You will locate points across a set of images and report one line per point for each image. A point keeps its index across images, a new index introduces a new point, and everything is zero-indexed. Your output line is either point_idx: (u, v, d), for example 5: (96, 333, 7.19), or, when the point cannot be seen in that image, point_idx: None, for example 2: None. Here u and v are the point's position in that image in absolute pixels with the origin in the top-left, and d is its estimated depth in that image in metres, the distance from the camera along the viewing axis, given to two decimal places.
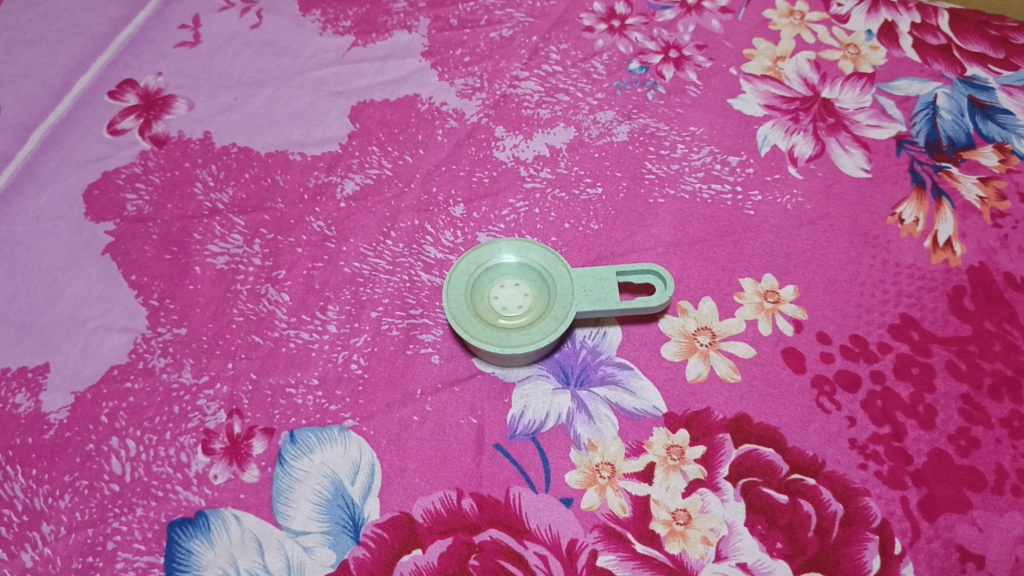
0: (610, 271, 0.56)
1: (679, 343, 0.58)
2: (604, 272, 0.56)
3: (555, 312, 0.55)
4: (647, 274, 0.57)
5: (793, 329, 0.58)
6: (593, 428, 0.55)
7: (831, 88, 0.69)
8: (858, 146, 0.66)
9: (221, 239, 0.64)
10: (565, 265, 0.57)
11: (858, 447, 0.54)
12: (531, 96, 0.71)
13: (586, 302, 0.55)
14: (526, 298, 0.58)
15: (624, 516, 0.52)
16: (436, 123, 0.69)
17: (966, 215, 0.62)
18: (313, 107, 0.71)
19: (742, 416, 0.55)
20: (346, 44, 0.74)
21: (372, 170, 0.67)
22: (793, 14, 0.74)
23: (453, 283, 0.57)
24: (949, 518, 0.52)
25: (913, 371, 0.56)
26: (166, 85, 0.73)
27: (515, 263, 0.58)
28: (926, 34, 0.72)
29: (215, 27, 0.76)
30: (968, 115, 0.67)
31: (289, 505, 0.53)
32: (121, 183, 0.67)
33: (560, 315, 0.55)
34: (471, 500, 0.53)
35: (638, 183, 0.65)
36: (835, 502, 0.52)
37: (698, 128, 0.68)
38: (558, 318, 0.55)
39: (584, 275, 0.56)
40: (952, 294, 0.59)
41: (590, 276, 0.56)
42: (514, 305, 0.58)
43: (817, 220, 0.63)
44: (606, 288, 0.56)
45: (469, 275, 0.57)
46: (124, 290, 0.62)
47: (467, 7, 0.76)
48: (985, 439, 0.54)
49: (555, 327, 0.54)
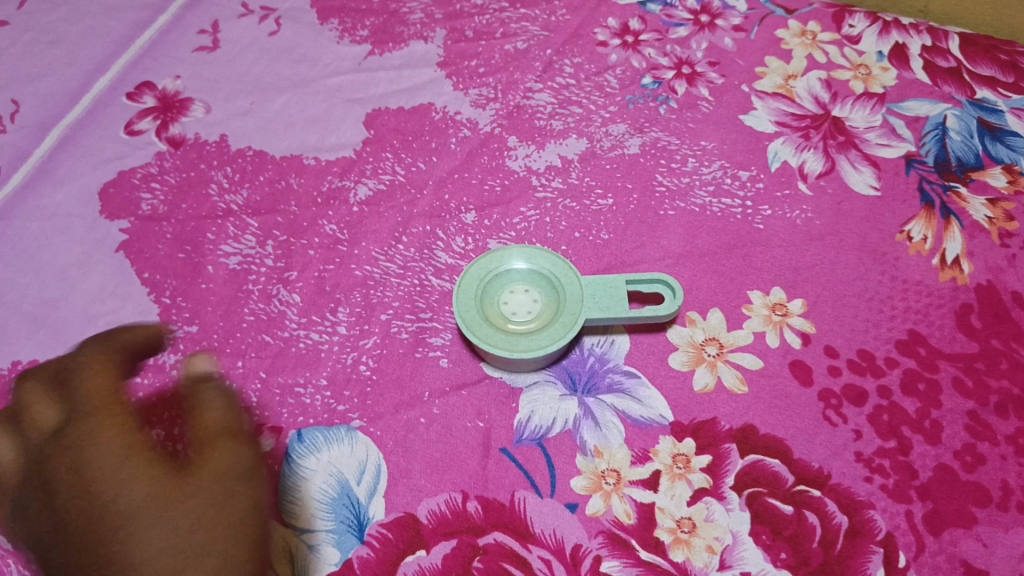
0: (619, 279, 0.56)
1: (686, 353, 0.58)
2: (613, 281, 0.56)
3: (563, 317, 0.55)
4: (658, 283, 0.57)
5: (800, 343, 0.58)
6: (600, 435, 0.55)
7: (842, 107, 0.70)
8: (867, 164, 0.66)
9: (234, 239, 0.64)
10: (574, 272, 0.57)
11: (864, 461, 0.54)
12: (544, 107, 0.71)
13: (595, 310, 0.56)
14: (536, 305, 0.58)
15: (629, 522, 0.52)
16: (449, 131, 0.70)
17: (975, 234, 0.63)
18: (328, 113, 0.72)
19: (749, 426, 0.55)
20: (362, 53, 0.75)
21: (385, 176, 0.68)
22: (805, 34, 0.75)
23: (464, 288, 0.57)
24: (954, 533, 0.52)
25: (919, 387, 0.56)
26: (184, 88, 0.73)
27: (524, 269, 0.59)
28: (936, 56, 0.73)
29: (234, 33, 0.77)
30: (977, 137, 0.68)
31: (295, 503, 0.53)
32: (136, 183, 0.68)
33: (568, 320, 0.55)
34: (476, 503, 0.53)
35: (649, 196, 0.66)
36: (840, 514, 0.52)
37: (708, 142, 0.68)
38: (567, 324, 0.55)
39: (593, 283, 0.56)
40: (960, 311, 0.59)
41: (599, 284, 0.56)
42: (523, 311, 0.58)
43: (826, 236, 0.63)
44: (615, 297, 0.56)
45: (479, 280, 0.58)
46: (137, 287, 0.62)
47: (483, 19, 0.77)
48: (991, 455, 0.54)
49: (565, 332, 0.54)
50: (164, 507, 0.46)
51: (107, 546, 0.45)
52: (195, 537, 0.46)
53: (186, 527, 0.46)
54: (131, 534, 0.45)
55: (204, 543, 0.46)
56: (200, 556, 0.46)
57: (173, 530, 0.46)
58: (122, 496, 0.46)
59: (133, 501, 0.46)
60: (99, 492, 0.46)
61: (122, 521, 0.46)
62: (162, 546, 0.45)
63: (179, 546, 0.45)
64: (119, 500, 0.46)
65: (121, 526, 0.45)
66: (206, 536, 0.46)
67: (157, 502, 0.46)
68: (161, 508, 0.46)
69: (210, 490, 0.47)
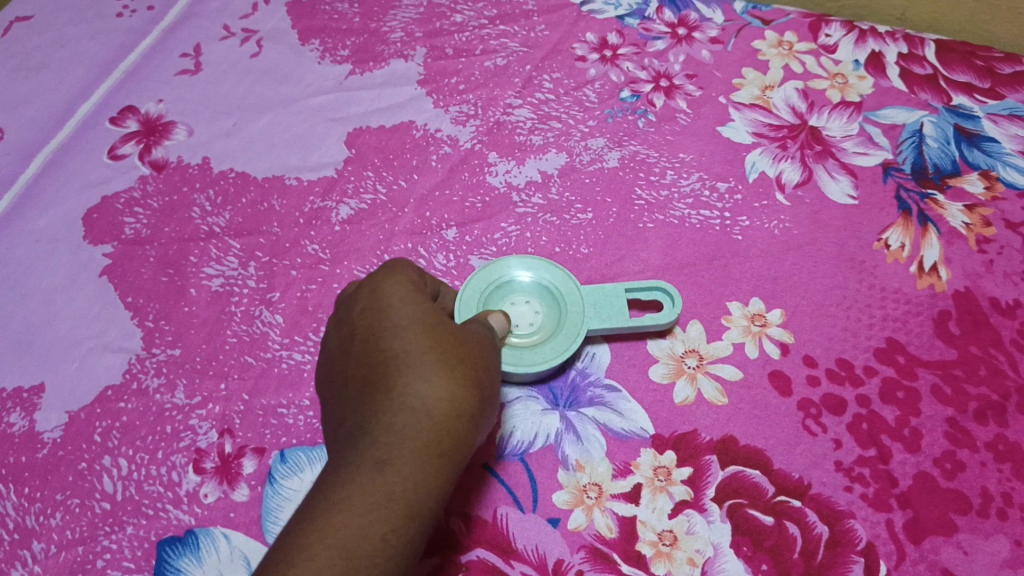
0: (619, 289, 0.58)
1: (667, 365, 0.59)
2: (613, 291, 0.58)
3: (565, 330, 0.57)
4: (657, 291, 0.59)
5: (779, 353, 0.59)
6: (581, 449, 0.56)
7: (819, 116, 0.70)
8: (845, 173, 0.67)
9: (217, 261, 0.65)
10: (574, 283, 0.58)
11: (844, 470, 0.54)
12: (524, 123, 0.72)
13: (596, 321, 0.57)
14: (538, 316, 0.59)
15: (611, 536, 0.52)
16: (430, 149, 0.71)
17: (952, 241, 0.63)
18: (310, 133, 0.72)
19: (729, 438, 0.56)
20: (343, 72, 0.76)
21: (366, 195, 0.68)
22: (782, 45, 0.75)
23: (466, 297, 0.58)
24: (935, 541, 0.52)
25: (899, 396, 0.57)
26: (167, 111, 0.74)
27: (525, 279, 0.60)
28: (913, 64, 0.73)
29: (216, 55, 0.77)
30: (954, 143, 0.68)
31: (278, 523, 0.54)
32: (120, 208, 0.68)
33: (569, 333, 0.56)
34: (459, 520, 0.53)
35: (628, 209, 0.66)
36: (820, 525, 0.52)
37: (687, 154, 0.69)
38: (570, 336, 0.56)
39: (593, 293, 0.58)
40: (938, 318, 0.60)
41: (599, 293, 0.58)
42: (524, 321, 0.58)
43: (804, 245, 0.63)
44: (615, 307, 0.58)
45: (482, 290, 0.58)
46: (121, 311, 0.63)
47: (463, 37, 0.77)
48: (971, 462, 0.54)
49: (568, 345, 0.56)
50: (460, 366, 0.44)
51: (395, 420, 0.42)
52: (487, 371, 0.46)
53: (488, 375, 0.46)
54: (427, 374, 0.43)
55: (487, 402, 0.45)
56: (481, 402, 0.44)
57: (467, 390, 0.43)
58: (421, 312, 0.46)
59: (427, 343, 0.44)
60: (413, 321, 0.45)
61: (446, 359, 0.44)
62: (468, 402, 0.43)
63: (478, 387, 0.44)
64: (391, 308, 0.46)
65: (444, 345, 0.44)
66: (488, 378, 0.46)
67: (451, 361, 0.43)
68: (452, 338, 0.45)
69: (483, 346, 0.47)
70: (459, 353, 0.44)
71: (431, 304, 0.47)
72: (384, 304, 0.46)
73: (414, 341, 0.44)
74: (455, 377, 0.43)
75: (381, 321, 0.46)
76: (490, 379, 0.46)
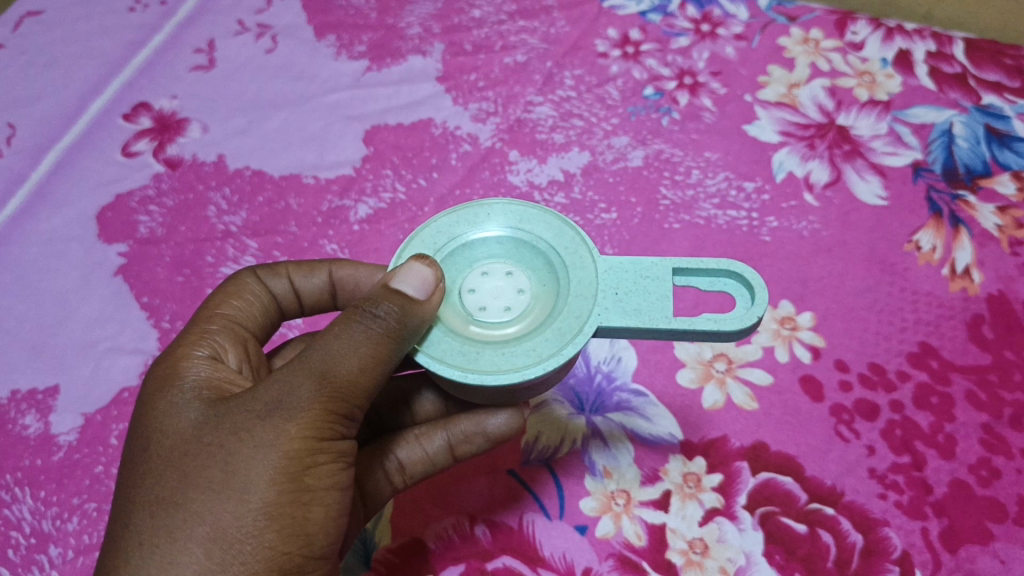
0: (665, 271, 0.42)
1: (695, 369, 0.58)
2: (655, 271, 0.42)
3: (561, 325, 0.41)
4: (727, 278, 0.42)
5: (810, 356, 0.57)
6: (610, 457, 0.55)
7: (847, 115, 0.69)
8: (874, 173, 0.66)
9: (234, 261, 0.64)
10: (592, 256, 0.43)
11: (878, 477, 0.53)
12: (545, 120, 0.70)
13: (618, 312, 0.41)
14: (519, 297, 0.44)
15: (640, 544, 0.51)
16: (450, 146, 0.69)
17: (984, 243, 0.62)
18: (327, 130, 0.71)
19: (759, 444, 0.54)
20: (360, 68, 0.74)
21: (386, 194, 0.67)
22: (808, 42, 0.74)
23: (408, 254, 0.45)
24: (970, 550, 0.50)
25: (932, 401, 0.55)
26: (181, 108, 0.73)
27: (511, 239, 0.45)
28: (941, 62, 0.72)
29: (231, 51, 0.76)
30: (985, 144, 0.67)
31: None
32: (134, 206, 0.67)
33: (566, 327, 0.41)
34: (484, 527, 0.52)
35: (654, 209, 0.65)
36: (855, 533, 0.51)
37: (713, 153, 0.68)
38: (563, 334, 0.41)
39: (624, 272, 0.42)
40: (971, 322, 0.58)
41: (631, 274, 0.42)
42: (496, 304, 0.44)
43: (833, 246, 0.62)
44: (653, 296, 0.42)
45: (434, 250, 0.45)
46: (136, 312, 0.62)
47: (482, 32, 0.76)
48: (1007, 469, 0.53)
49: (558, 347, 0.40)
50: (172, 510, 0.37)
51: None
52: (239, 486, 0.37)
53: (235, 490, 0.37)
54: (152, 535, 0.36)
55: (232, 541, 0.36)
56: (220, 539, 0.36)
57: (169, 550, 0.36)
58: (180, 417, 0.40)
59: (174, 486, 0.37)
60: (155, 435, 0.40)
61: (153, 502, 0.37)
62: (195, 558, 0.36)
63: (209, 525, 0.36)
64: (173, 411, 0.40)
65: (162, 477, 0.38)
66: (237, 498, 0.37)
67: (191, 513, 0.36)
68: (199, 451, 0.38)
69: (257, 428, 0.38)
70: (181, 480, 0.37)
71: (197, 394, 0.41)
72: (148, 405, 0.41)
73: (152, 473, 0.38)
74: (155, 534, 0.36)
75: (155, 434, 0.40)
76: (245, 497, 0.37)
